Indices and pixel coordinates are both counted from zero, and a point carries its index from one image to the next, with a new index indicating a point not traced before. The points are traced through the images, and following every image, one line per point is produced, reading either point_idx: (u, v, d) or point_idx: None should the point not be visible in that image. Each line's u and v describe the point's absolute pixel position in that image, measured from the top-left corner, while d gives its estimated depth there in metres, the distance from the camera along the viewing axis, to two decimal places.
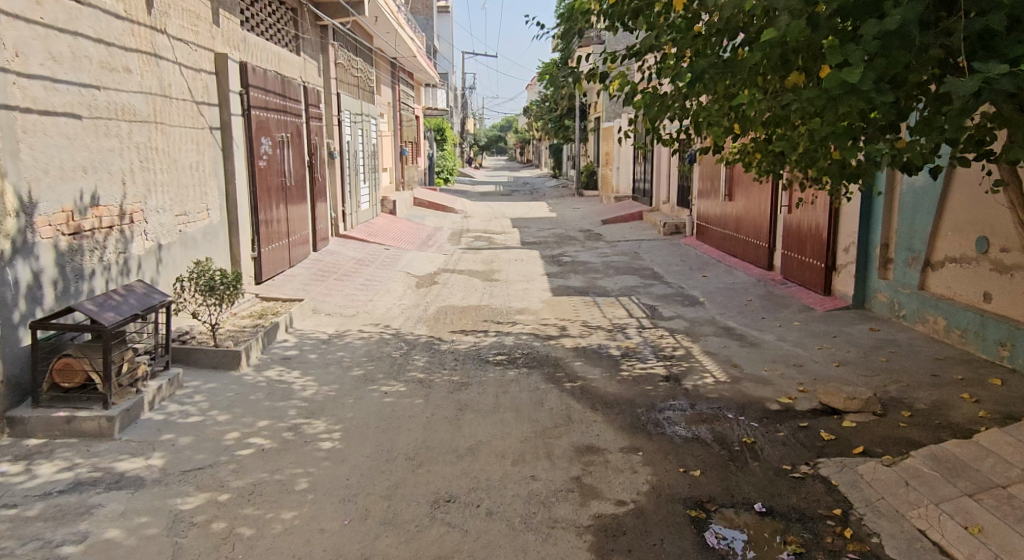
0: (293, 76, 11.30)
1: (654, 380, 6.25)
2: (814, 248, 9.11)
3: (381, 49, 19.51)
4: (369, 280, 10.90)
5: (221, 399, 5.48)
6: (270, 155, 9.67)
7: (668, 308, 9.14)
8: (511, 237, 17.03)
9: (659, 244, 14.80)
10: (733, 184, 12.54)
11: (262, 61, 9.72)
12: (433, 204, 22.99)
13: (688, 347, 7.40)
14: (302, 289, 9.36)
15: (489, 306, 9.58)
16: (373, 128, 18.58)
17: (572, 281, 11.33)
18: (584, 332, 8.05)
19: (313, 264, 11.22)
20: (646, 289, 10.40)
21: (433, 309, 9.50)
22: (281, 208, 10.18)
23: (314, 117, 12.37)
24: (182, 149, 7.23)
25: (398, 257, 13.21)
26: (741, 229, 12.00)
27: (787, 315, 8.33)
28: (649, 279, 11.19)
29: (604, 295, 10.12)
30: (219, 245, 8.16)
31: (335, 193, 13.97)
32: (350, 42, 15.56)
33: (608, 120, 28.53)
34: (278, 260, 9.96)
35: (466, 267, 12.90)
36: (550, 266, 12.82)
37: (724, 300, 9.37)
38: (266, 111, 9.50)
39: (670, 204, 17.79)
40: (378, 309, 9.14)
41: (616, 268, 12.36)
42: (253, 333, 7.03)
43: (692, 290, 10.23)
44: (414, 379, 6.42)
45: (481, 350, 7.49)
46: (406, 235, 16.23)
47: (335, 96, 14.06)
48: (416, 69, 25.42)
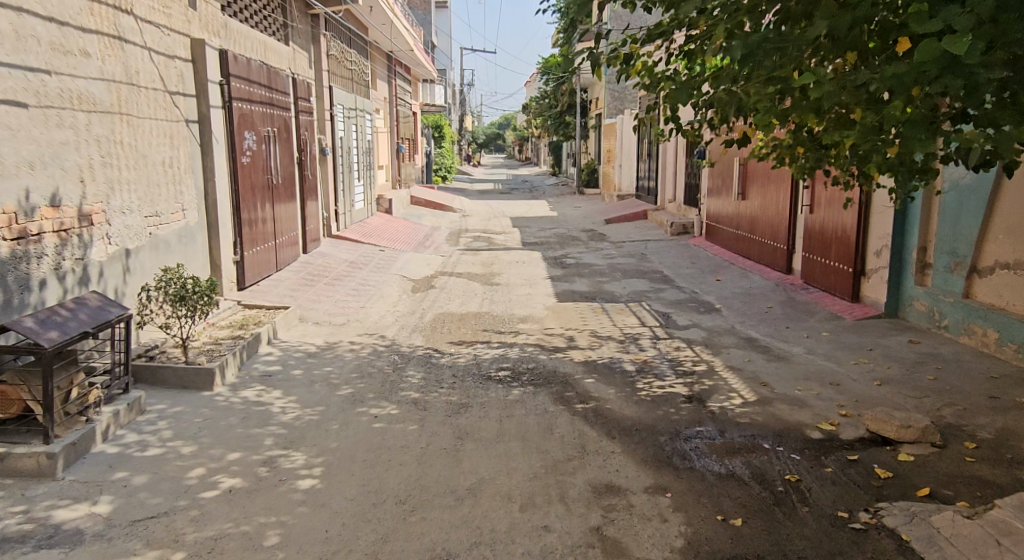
0: (281, 67, 10.68)
1: (675, 402, 5.60)
2: (840, 251, 8.47)
3: (376, 42, 18.87)
4: (362, 284, 10.25)
5: (187, 427, 4.82)
6: (255, 151, 9.03)
7: (683, 316, 8.49)
8: (512, 238, 16.38)
9: (666, 246, 14.15)
10: (746, 182, 11.89)
11: (245, 50, 9.10)
12: (430, 203, 22.33)
13: (709, 361, 6.75)
14: (288, 296, 8.71)
15: (490, 314, 8.92)
16: (368, 124, 17.91)
17: (578, 285, 10.68)
18: (594, 344, 7.40)
19: (302, 267, 10.57)
20: (656, 295, 9.75)
21: (430, 317, 8.86)
22: (267, 207, 9.53)
23: (305, 111, 11.74)
24: (151, 143, 6.61)
25: (393, 259, 12.55)
26: (756, 229, 11.36)
27: (814, 325, 7.69)
28: (660, 283, 10.55)
29: (612, 301, 9.46)
30: (195, 248, 7.52)
31: (327, 191, 13.32)
32: (344, 34, 14.93)
33: (609, 117, 27.90)
34: (264, 263, 9.32)
35: (465, 270, 12.25)
36: (554, 268, 12.17)
37: (742, 307, 8.72)
38: (250, 103, 8.87)
39: (676, 203, 17.17)
40: (371, 317, 8.49)
41: (623, 271, 11.73)
42: (231, 347, 6.37)
43: (706, 296, 9.58)
44: (408, 399, 5.78)
45: (482, 364, 6.85)
46: (402, 235, 15.56)
47: (328, 89, 13.43)
48: (413, 63, 24.74)
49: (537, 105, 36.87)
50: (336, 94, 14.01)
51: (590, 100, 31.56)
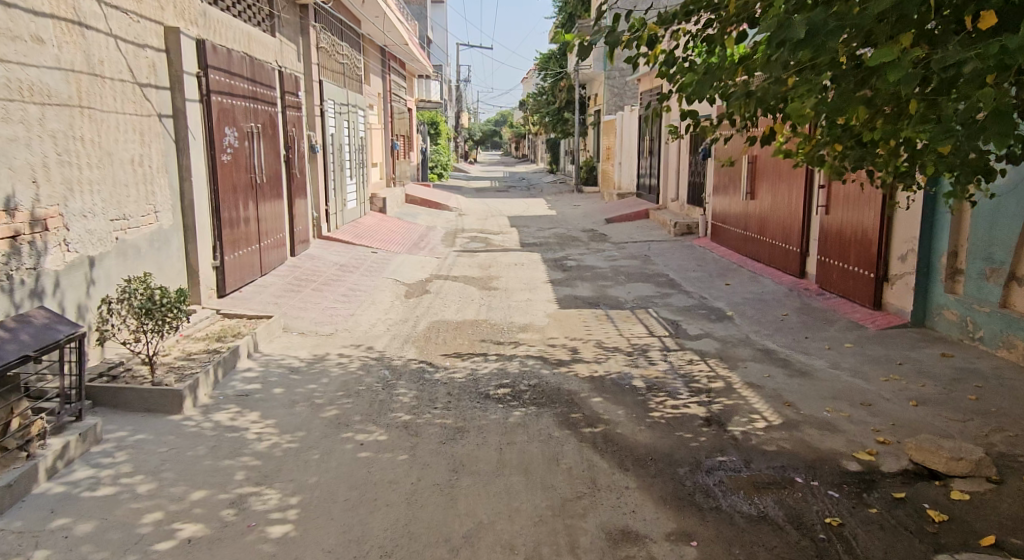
0: (266, 59, 10.18)
1: (692, 425, 5.09)
2: (860, 255, 7.94)
3: (370, 35, 18.32)
4: (352, 290, 9.70)
5: (148, 459, 4.31)
6: (237, 147, 8.50)
7: (694, 325, 7.96)
8: (510, 238, 15.86)
9: (670, 247, 13.64)
10: (756, 181, 11.36)
11: (227, 40, 8.59)
12: (426, 201, 21.78)
13: (725, 376, 6.24)
14: (272, 303, 8.16)
15: (488, 322, 8.39)
16: (361, 121, 17.37)
17: (580, 290, 10.18)
18: (600, 357, 6.88)
19: (290, 271, 10.04)
20: (664, 301, 9.23)
21: (424, 325, 8.32)
22: (251, 207, 9.01)
23: (293, 106, 11.20)
24: (118, 139, 6.11)
25: (386, 261, 12.02)
26: (766, 231, 10.85)
27: (835, 334, 7.18)
28: (666, 288, 10.02)
29: (617, 308, 8.96)
30: (170, 253, 7.01)
31: (318, 190, 12.79)
32: (335, 26, 14.39)
33: (608, 114, 27.40)
34: (247, 267, 8.79)
35: (462, 273, 11.74)
36: (554, 271, 11.65)
37: (757, 315, 8.19)
38: (231, 97, 8.36)
39: (680, 202, 16.67)
40: (361, 326, 7.97)
41: (626, 274, 11.20)
42: (204, 363, 5.82)
43: (716, 301, 9.07)
44: (399, 422, 5.25)
45: (480, 380, 6.32)
46: (396, 236, 15.04)
47: (317, 84, 12.89)
48: (408, 58, 24.19)
49: (534, 102, 36.32)
50: (327, 89, 13.46)
51: (589, 96, 31.05)
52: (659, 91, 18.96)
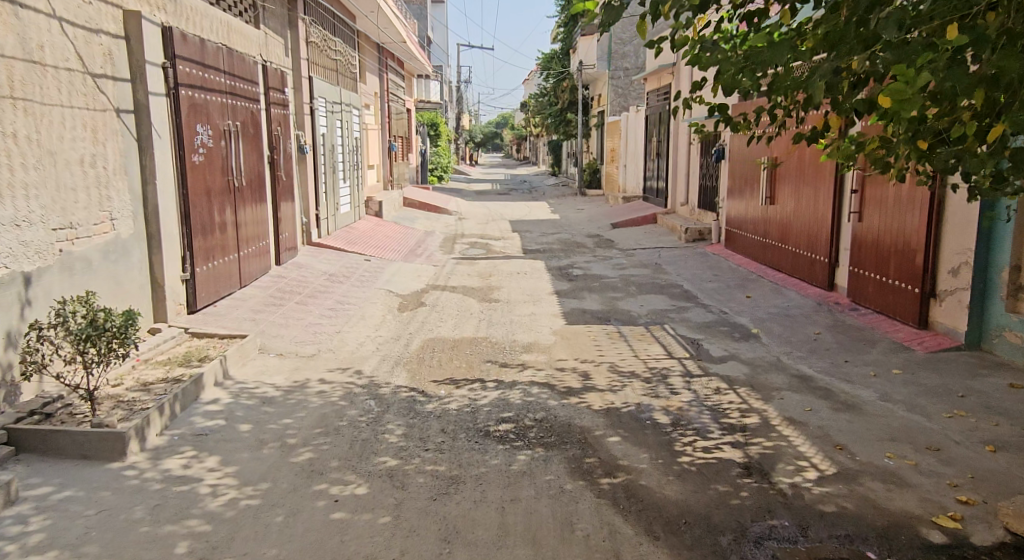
0: (249, 52, 9.44)
1: (730, 474, 4.29)
2: (900, 267, 7.16)
3: (365, 32, 17.59)
4: (340, 302, 8.92)
5: (71, 527, 3.53)
6: (212, 147, 7.73)
7: (718, 346, 7.17)
8: (511, 244, 15.07)
9: (682, 255, 12.86)
10: (776, 184, 10.56)
11: (203, 30, 7.86)
12: (424, 205, 21.01)
13: (761, 407, 5.44)
14: (250, 319, 7.38)
15: (488, 341, 7.61)
16: (356, 120, 16.61)
17: (588, 303, 9.40)
18: (615, 384, 6.08)
19: (273, 282, 9.26)
20: (681, 317, 8.43)
21: (417, 344, 7.54)
22: (229, 212, 8.23)
23: (279, 103, 10.44)
24: (62, 137, 5.38)
25: (380, 271, 11.24)
26: (788, 238, 10.05)
27: (878, 356, 6.38)
28: (683, 301, 9.23)
29: (629, 324, 8.16)
30: (131, 266, 6.25)
31: (308, 193, 12.01)
32: (327, 21, 13.62)
33: (613, 115, 26.65)
34: (224, 277, 8.00)
35: (461, 282, 10.96)
36: (560, 281, 10.86)
37: (786, 333, 7.40)
38: (205, 91, 7.61)
39: (690, 206, 15.91)
40: (347, 345, 7.19)
41: (638, 285, 10.42)
42: (160, 395, 5.03)
43: (738, 317, 8.27)
44: (383, 469, 4.46)
45: (479, 412, 5.53)
46: (392, 242, 14.27)
47: (307, 81, 12.13)
48: (406, 57, 23.46)
49: (535, 103, 35.57)
50: (318, 87, 12.69)
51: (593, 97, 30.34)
52: (667, 90, 18.22)
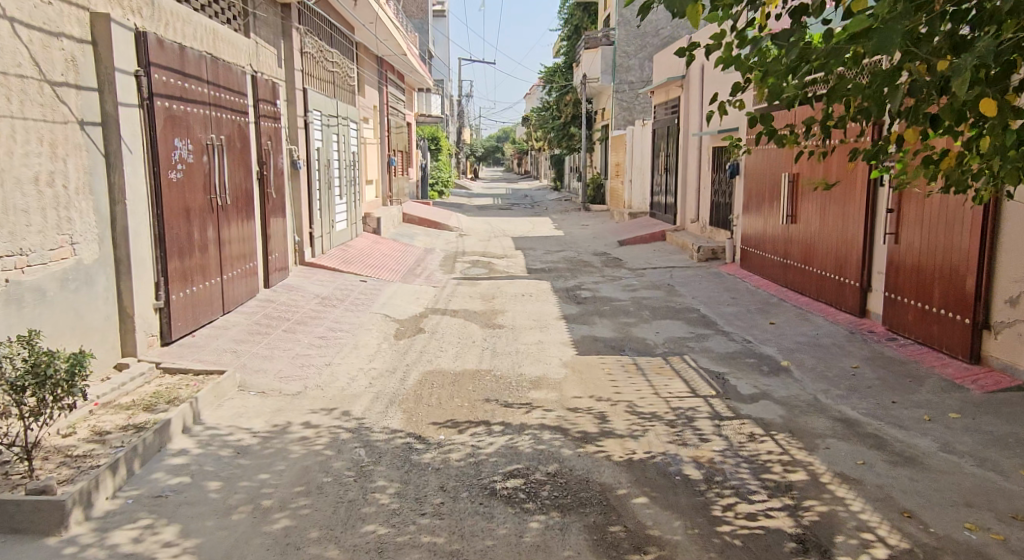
0: (237, 62, 8.83)
1: (783, 551, 3.62)
2: (947, 295, 6.50)
3: (364, 43, 17.08)
4: (332, 329, 8.26)
5: None
6: (193, 163, 7.11)
7: (746, 382, 6.50)
8: (515, 263, 14.43)
9: (695, 275, 12.21)
10: (798, 201, 9.93)
11: (185, 36, 7.25)
12: (425, 221, 20.39)
13: (806, 458, 4.77)
14: (230, 350, 6.73)
15: (492, 375, 6.95)
16: (354, 134, 16.04)
17: (599, 330, 8.74)
18: (635, 429, 5.41)
19: (261, 306, 8.61)
20: (701, 346, 7.77)
21: (415, 378, 6.88)
22: (213, 233, 7.58)
23: (270, 116, 9.83)
24: (12, 152, 4.78)
25: (376, 293, 10.61)
26: (813, 259, 9.40)
27: (930, 395, 5.71)
28: (701, 328, 8.57)
29: (645, 355, 7.50)
30: (95, 294, 5.60)
31: (301, 210, 11.37)
32: (323, 30, 13.04)
33: (618, 128, 26.13)
34: (207, 303, 7.34)
35: (462, 305, 10.32)
36: (567, 304, 10.21)
37: (820, 366, 6.73)
38: (186, 101, 6.99)
39: (701, 223, 15.29)
40: (338, 381, 6.53)
41: (651, 309, 9.76)
42: (117, 449, 4.37)
43: (764, 346, 7.61)
44: (373, 541, 3.80)
45: (484, 463, 4.86)
46: (390, 260, 13.63)
47: (301, 93, 11.54)
48: (407, 69, 22.97)
49: (538, 117, 35.07)
50: (313, 99, 12.10)
51: (597, 110, 29.88)
52: (675, 103, 17.63)
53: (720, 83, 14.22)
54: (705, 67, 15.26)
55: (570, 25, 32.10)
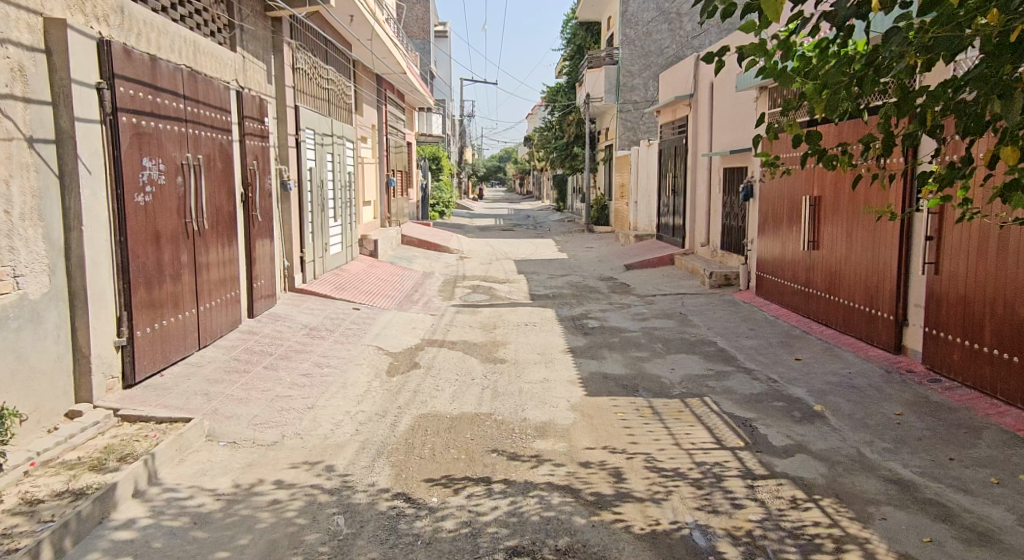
0: (221, 76, 8.21)
1: None
2: (1002, 334, 5.85)
3: (362, 61, 16.58)
4: (320, 364, 7.59)
5: None
6: (166, 184, 6.45)
7: (777, 430, 5.81)
8: (517, 288, 13.77)
9: (708, 304, 11.54)
10: (820, 226, 9.31)
11: (159, 47, 6.63)
12: (424, 243, 19.78)
13: (860, 531, 4.07)
14: (202, 391, 6.04)
15: (493, 420, 6.27)
16: (351, 154, 15.45)
17: (610, 366, 8.06)
18: (657, 491, 4.71)
19: (243, 339, 7.93)
20: (722, 386, 7.09)
21: (407, 423, 6.19)
22: (189, 261, 6.91)
23: (257, 134, 9.20)
24: None
25: (370, 322, 9.94)
26: (840, 289, 8.72)
27: (992, 451, 5.02)
28: (721, 365, 7.90)
29: (662, 397, 6.81)
30: (43, 334, 4.93)
31: (291, 234, 10.72)
32: (318, 45, 12.45)
33: (622, 148, 25.62)
34: (180, 339, 6.65)
35: (462, 336, 9.65)
36: (574, 336, 9.55)
37: (859, 413, 6.04)
38: (158, 117, 6.35)
39: (712, 247, 14.66)
40: (320, 428, 5.85)
41: (664, 342, 9.09)
42: (46, 525, 3.71)
43: (792, 387, 6.93)
44: None
45: (484, 534, 4.18)
46: (386, 286, 12.98)
47: (292, 110, 10.92)
48: (407, 88, 22.47)
49: (540, 137, 34.63)
50: (305, 117, 11.48)
51: (601, 130, 29.40)
52: (683, 122, 17.04)
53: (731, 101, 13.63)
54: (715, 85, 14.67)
55: (573, 44, 31.79)
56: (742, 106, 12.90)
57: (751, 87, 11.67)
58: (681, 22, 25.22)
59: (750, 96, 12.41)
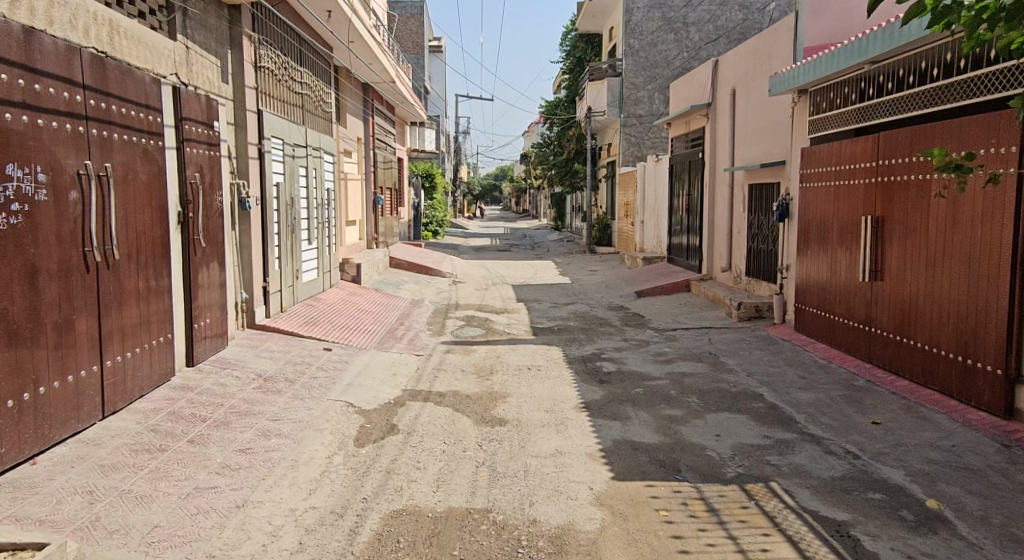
0: (155, 67, 6.51)
1: None
2: None
3: (344, 67, 14.98)
4: (267, 432, 5.89)
5: None
6: (52, 199, 4.78)
7: (889, 545, 4.17)
8: (516, 319, 12.11)
9: (741, 342, 9.89)
10: (887, 251, 7.76)
11: (51, 20, 4.96)
12: (413, 265, 18.16)
13: None
14: (87, 487, 4.34)
15: (492, 522, 4.60)
16: (330, 168, 13.81)
17: (638, 431, 6.38)
18: None
19: (175, 396, 6.22)
20: (791, 467, 5.44)
21: (375, 528, 4.53)
22: (94, 300, 5.23)
23: (209, 142, 7.52)
24: None
25: (344, 368, 8.29)
26: (919, 330, 7.16)
27: None
28: (779, 432, 6.25)
29: (716, 485, 5.14)
30: None
31: (252, 260, 9.05)
32: (288, 43, 10.77)
33: (625, 165, 24.09)
34: (74, 407, 4.96)
35: (451, 385, 8.00)
36: (588, 387, 7.88)
37: (998, 518, 4.43)
38: (40, 110, 4.69)
39: (737, 273, 13.05)
40: (250, 543, 4.17)
41: (700, 396, 7.43)
42: None
43: (886, 470, 5.29)
44: None
45: None
46: (367, 318, 11.31)
47: (256, 115, 9.22)
48: (398, 99, 20.90)
49: (537, 153, 33.10)
50: (271, 124, 9.76)
51: (602, 145, 27.87)
52: (698, 135, 15.52)
53: (758, 109, 12.06)
54: (738, 91, 13.12)
55: (572, 57, 30.39)
56: (774, 114, 11.33)
57: (789, 90, 10.06)
58: (687, 32, 23.65)
59: (786, 103, 10.84)
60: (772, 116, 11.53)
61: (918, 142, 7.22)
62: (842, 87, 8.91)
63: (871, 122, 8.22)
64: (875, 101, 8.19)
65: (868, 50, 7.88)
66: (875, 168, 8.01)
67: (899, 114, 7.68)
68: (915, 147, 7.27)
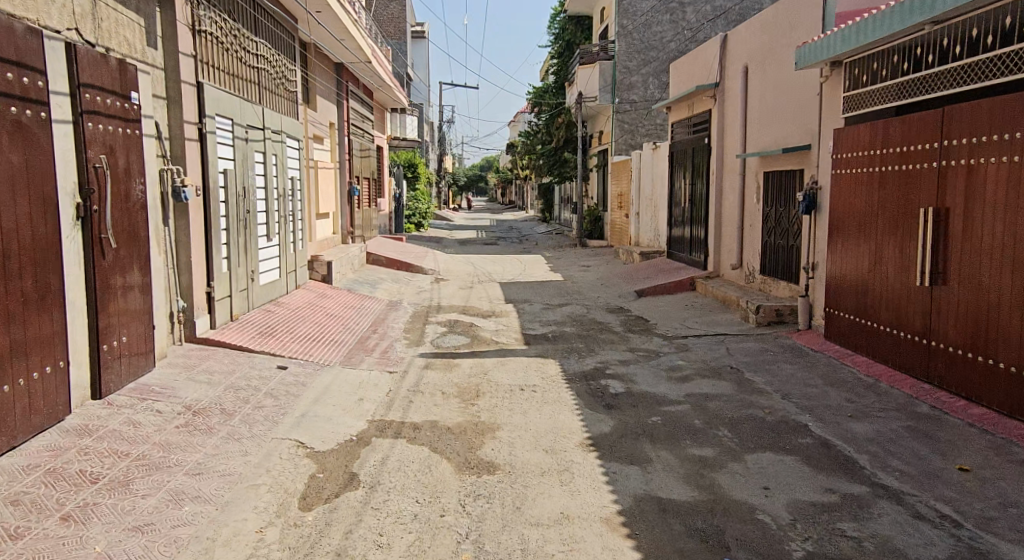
0: (39, 16, 5.06)
1: None
2: None
3: (312, 42, 13.43)
4: (180, 495, 4.46)
5: None
6: None
7: None
8: (505, 325, 10.70)
9: (767, 354, 8.52)
10: (953, 251, 6.43)
11: None
12: (397, 261, 16.78)
13: None
14: None
15: None
16: (296, 154, 12.29)
17: (663, 482, 5.00)
18: None
19: (66, 443, 4.77)
20: (877, 542, 4.10)
21: None
22: None
23: (126, 116, 6.06)
24: None
25: (299, 392, 6.84)
26: (1002, 348, 5.85)
27: None
28: (845, 483, 4.89)
29: None
30: None
31: (189, 262, 7.58)
32: (238, 7, 9.26)
33: (618, 153, 22.69)
34: None
35: (428, 413, 6.58)
36: (595, 416, 6.48)
37: None
38: None
39: (751, 271, 11.69)
40: None
41: (732, 429, 6.06)
42: None
43: (1005, 550, 3.98)
44: None
45: None
46: (334, 325, 9.84)
47: (194, 87, 7.72)
48: (375, 82, 19.33)
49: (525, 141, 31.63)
50: (217, 100, 8.26)
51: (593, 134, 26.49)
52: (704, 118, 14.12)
53: (778, 86, 10.67)
54: (752, 69, 11.73)
55: (560, 41, 28.90)
56: (798, 91, 9.97)
57: (819, 62, 8.67)
58: (684, 13, 22.28)
59: (813, 78, 9.48)
60: (794, 93, 10.15)
61: (1005, 115, 5.87)
62: (889, 55, 7.54)
63: (930, 95, 6.88)
64: (934, 70, 6.83)
65: (928, 7, 6.52)
66: (937, 150, 6.69)
67: (971, 84, 6.33)
68: (998, 124, 5.94)
